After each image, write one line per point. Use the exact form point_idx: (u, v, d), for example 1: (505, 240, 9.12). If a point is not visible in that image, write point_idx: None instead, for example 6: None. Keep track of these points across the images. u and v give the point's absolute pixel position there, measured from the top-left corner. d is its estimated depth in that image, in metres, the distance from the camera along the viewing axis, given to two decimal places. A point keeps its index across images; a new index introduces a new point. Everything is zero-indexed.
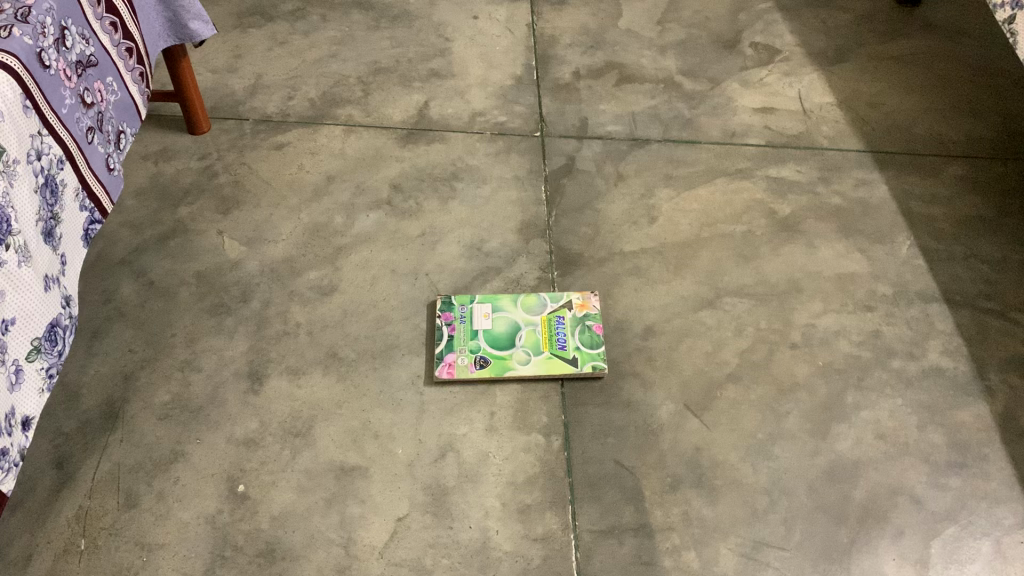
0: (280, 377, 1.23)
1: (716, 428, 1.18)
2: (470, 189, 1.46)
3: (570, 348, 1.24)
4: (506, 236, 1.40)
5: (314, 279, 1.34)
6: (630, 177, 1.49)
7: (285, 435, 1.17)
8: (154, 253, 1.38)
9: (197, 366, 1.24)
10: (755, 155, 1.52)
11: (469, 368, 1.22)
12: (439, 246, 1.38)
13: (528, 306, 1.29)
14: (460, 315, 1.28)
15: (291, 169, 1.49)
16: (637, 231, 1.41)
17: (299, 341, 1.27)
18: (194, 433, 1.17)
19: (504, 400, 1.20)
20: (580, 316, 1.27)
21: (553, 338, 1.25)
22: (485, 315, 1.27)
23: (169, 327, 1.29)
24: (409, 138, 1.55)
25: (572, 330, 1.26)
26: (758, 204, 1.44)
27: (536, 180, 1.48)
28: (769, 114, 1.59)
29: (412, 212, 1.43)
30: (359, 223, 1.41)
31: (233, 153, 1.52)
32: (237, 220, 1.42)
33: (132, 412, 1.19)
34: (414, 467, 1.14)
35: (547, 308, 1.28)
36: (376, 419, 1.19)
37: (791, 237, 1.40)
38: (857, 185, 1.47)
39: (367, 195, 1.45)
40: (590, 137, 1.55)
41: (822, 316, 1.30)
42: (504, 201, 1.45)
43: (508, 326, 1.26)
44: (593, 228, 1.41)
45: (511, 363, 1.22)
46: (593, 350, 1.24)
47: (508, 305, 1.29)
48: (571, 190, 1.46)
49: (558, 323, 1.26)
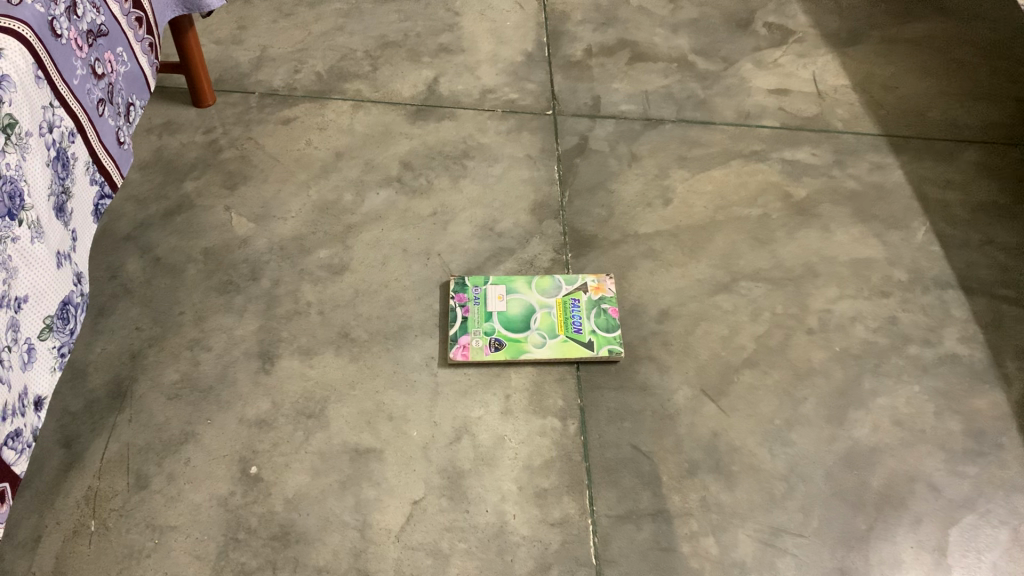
0: (292, 357, 1.21)
1: (733, 413, 1.17)
2: (481, 168, 1.44)
3: (585, 332, 1.22)
4: (518, 216, 1.38)
5: (325, 257, 1.32)
6: (643, 157, 1.47)
7: (298, 416, 1.15)
8: (159, 228, 1.35)
9: (206, 345, 1.22)
10: (769, 137, 1.50)
11: (483, 351, 1.20)
12: (451, 225, 1.36)
13: (543, 289, 1.27)
14: (474, 297, 1.26)
15: (299, 144, 1.46)
16: (651, 213, 1.39)
17: (311, 321, 1.25)
18: (205, 414, 1.16)
19: (519, 382, 1.19)
20: (596, 300, 1.26)
21: (568, 321, 1.23)
22: (500, 298, 1.26)
23: (176, 305, 1.26)
24: (418, 114, 1.52)
25: (588, 314, 1.24)
26: (773, 187, 1.43)
27: (549, 160, 1.45)
28: (783, 95, 1.57)
29: (423, 190, 1.41)
30: (369, 201, 1.39)
31: (239, 127, 1.49)
32: (244, 196, 1.39)
33: (140, 392, 1.17)
34: (429, 450, 1.13)
35: (561, 291, 1.27)
36: (390, 401, 1.17)
37: (807, 220, 1.39)
38: (872, 169, 1.46)
39: (377, 172, 1.43)
40: (603, 117, 1.53)
41: (838, 302, 1.29)
42: (517, 180, 1.42)
43: (523, 309, 1.24)
44: (606, 209, 1.39)
45: (526, 346, 1.21)
46: (610, 333, 1.22)
47: (523, 287, 1.27)
48: (584, 170, 1.44)
49: (573, 306, 1.25)
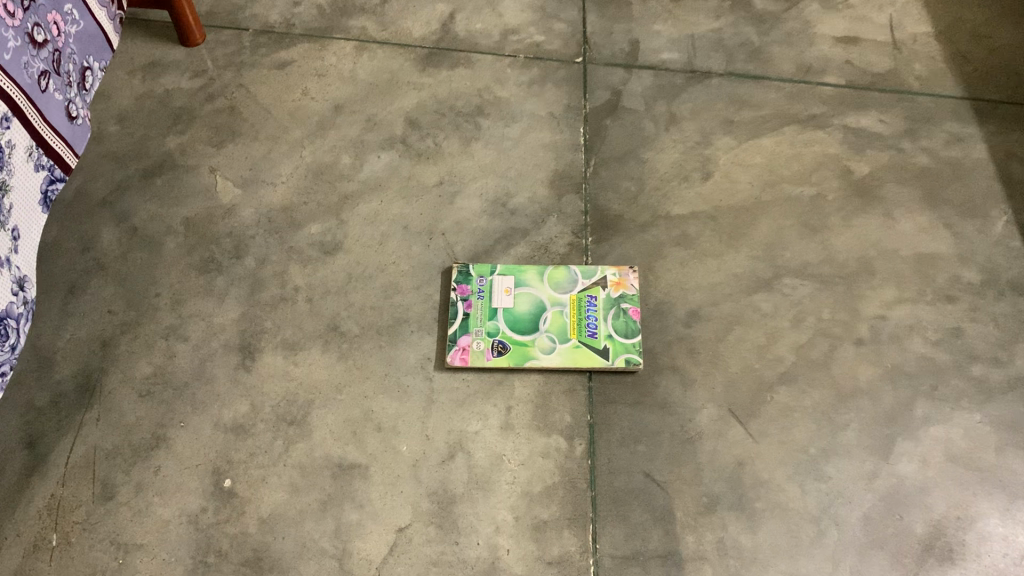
0: (275, 352, 1.10)
1: (762, 439, 1.04)
2: (497, 128, 1.28)
3: (600, 337, 1.09)
4: (535, 189, 1.22)
5: (317, 233, 1.19)
6: (683, 119, 1.28)
7: (278, 422, 1.05)
8: (138, 192, 1.22)
9: (184, 335, 1.11)
10: (832, 97, 1.30)
11: (484, 355, 1.08)
12: (458, 199, 1.22)
13: (556, 283, 1.13)
14: (478, 290, 1.12)
15: (294, 95, 1.31)
16: (687, 189, 1.22)
17: (298, 310, 1.13)
18: (178, 415, 1.06)
19: (523, 393, 1.07)
20: (615, 298, 1.11)
21: (582, 323, 1.10)
22: (507, 292, 1.12)
23: (153, 285, 1.15)
24: (430, 60, 1.34)
25: (605, 316, 1.10)
26: (830, 161, 1.24)
27: (574, 120, 1.28)
28: (852, 45, 1.35)
29: (430, 155, 1.25)
30: (368, 166, 1.24)
31: (229, 71, 1.33)
32: (232, 156, 1.25)
33: (110, 387, 1.07)
34: (419, 468, 1.02)
35: (577, 286, 1.13)
36: (379, 409, 1.06)
37: (867, 204, 1.20)
38: (950, 141, 1.25)
39: (380, 131, 1.27)
40: (641, 67, 1.33)
41: (895, 306, 1.13)
42: (536, 146, 1.26)
43: (532, 308, 1.11)
44: (636, 183, 1.22)
45: (533, 351, 1.08)
46: (628, 339, 1.09)
47: (534, 280, 1.13)
48: (614, 134, 1.27)
49: (588, 305, 1.11)
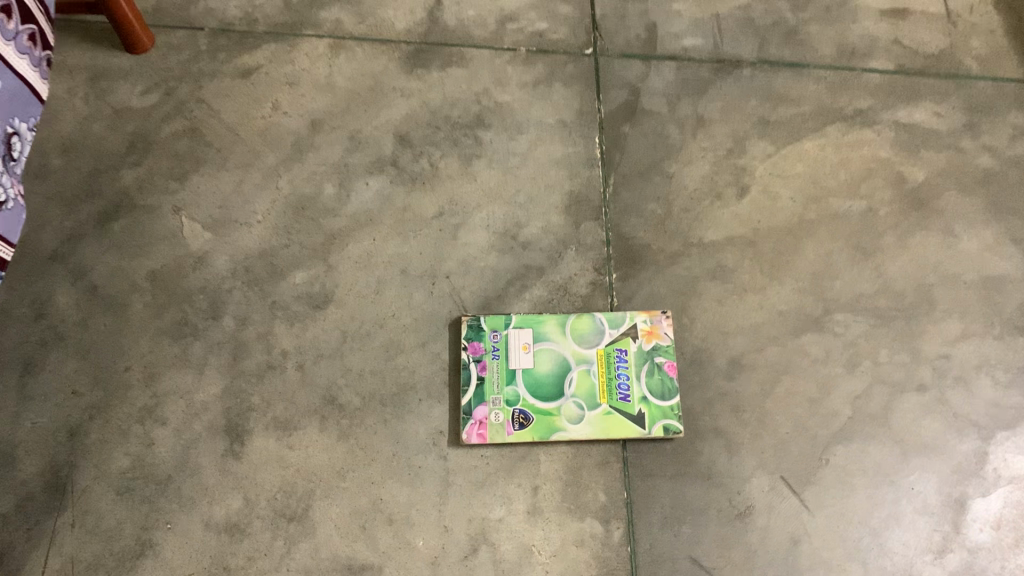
0: (266, 433, 0.97)
1: (818, 511, 0.94)
2: (500, 142, 1.11)
3: (634, 400, 0.97)
4: (548, 217, 1.07)
5: (302, 283, 1.04)
6: (713, 121, 1.12)
7: (276, 518, 0.94)
8: (93, 241, 1.06)
9: (162, 417, 0.98)
10: (881, 87, 1.14)
11: (504, 429, 0.95)
12: (462, 232, 1.06)
13: (580, 336, 0.99)
14: (492, 348, 0.99)
15: (264, 109, 1.13)
16: (721, 210, 1.07)
17: (288, 379, 0.99)
18: (164, 515, 0.94)
19: (550, 469, 0.95)
20: (649, 352, 0.99)
21: (612, 384, 0.97)
22: (525, 349, 0.99)
23: (121, 357, 1.00)
24: (417, 58, 1.16)
25: (638, 374, 0.98)
26: (881, 167, 1.09)
27: (588, 129, 1.12)
28: (901, 19, 1.18)
29: (426, 179, 1.09)
30: (356, 196, 1.08)
31: (185, 83, 1.14)
32: (198, 191, 1.09)
33: (84, 484, 0.95)
34: (439, 567, 0.91)
35: (604, 338, 0.99)
36: (389, 496, 0.94)
37: (925, 218, 1.07)
38: (1014, 137, 1.11)
39: (366, 151, 1.11)
40: (661, 57, 1.15)
41: (959, 343, 1.01)
42: (547, 162, 1.10)
43: (555, 367, 0.98)
44: (663, 205, 1.07)
45: (559, 422, 0.96)
46: (665, 401, 0.96)
47: (555, 332, 1.00)
48: (635, 144, 1.11)
49: (618, 362, 0.98)
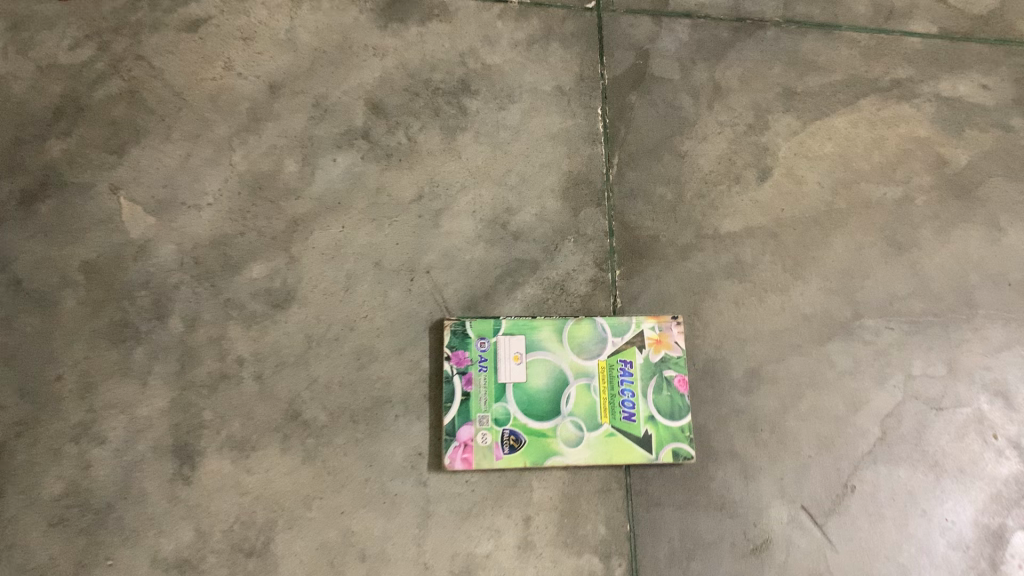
0: (220, 454, 0.85)
1: (842, 546, 0.84)
2: (489, 113, 0.97)
3: (639, 419, 0.86)
4: (543, 203, 0.94)
5: (260, 278, 0.90)
6: (731, 92, 0.98)
7: (233, 553, 0.82)
8: (16, 225, 0.91)
9: (100, 435, 0.85)
10: (923, 53, 1.00)
11: (492, 453, 0.84)
12: (444, 220, 0.93)
13: (579, 344, 0.88)
14: (480, 358, 0.87)
15: (214, 69, 0.97)
16: (740, 195, 0.94)
17: (245, 392, 0.87)
18: (105, 550, 0.82)
19: (544, 498, 0.84)
20: (657, 364, 0.87)
21: (615, 402, 0.86)
22: (517, 359, 0.87)
23: (52, 364, 0.87)
24: (394, 10, 1.00)
25: (645, 390, 0.87)
26: (920, 148, 0.97)
27: (590, 98, 0.97)
28: None
29: (403, 156, 0.95)
30: (322, 175, 0.94)
31: (122, 36, 0.97)
32: (138, 167, 0.94)
33: (10, 515, 0.82)
34: None
35: (607, 348, 0.88)
36: (362, 528, 0.83)
37: (967, 209, 0.95)
38: None
39: (334, 122, 0.96)
40: (674, 14, 1.00)
41: (1002, 352, 0.90)
42: (542, 137, 0.96)
43: (550, 381, 0.87)
44: (674, 189, 0.94)
45: (555, 445, 0.85)
46: (675, 421, 0.86)
47: (550, 341, 0.88)
48: (643, 116, 0.97)
49: (623, 376, 0.87)
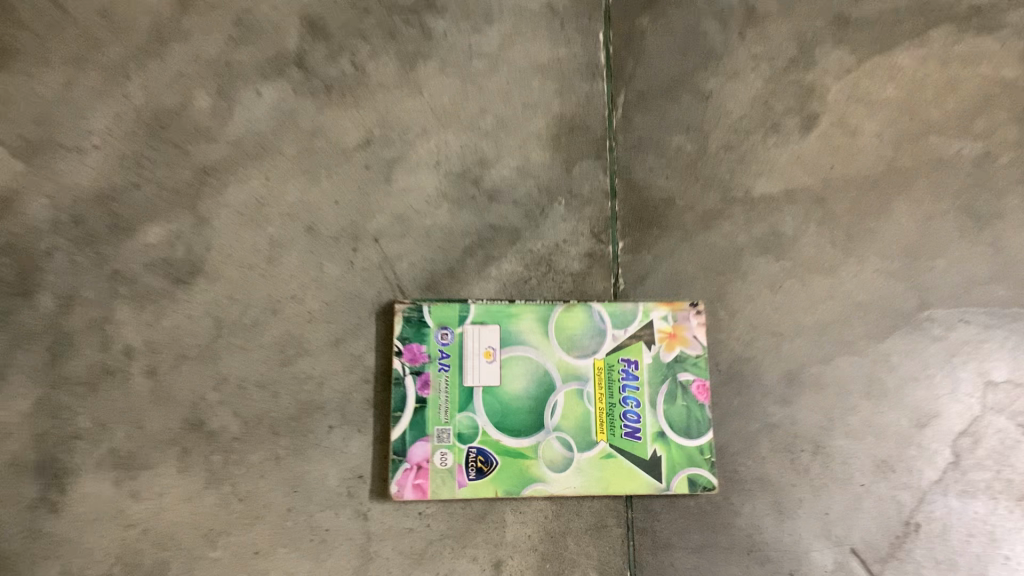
0: (98, 474, 0.65)
1: None
2: (459, 36, 0.75)
3: (646, 437, 0.67)
4: (527, 153, 0.73)
5: (158, 244, 0.70)
6: (769, 16, 0.77)
7: None
8: None
9: None
10: None
11: (454, 479, 0.65)
12: (399, 173, 0.72)
13: (569, 338, 0.68)
14: (440, 354, 0.67)
15: None
16: (777, 149, 0.74)
17: (134, 393, 0.67)
18: None
19: (520, 537, 0.65)
20: (669, 365, 0.68)
21: (615, 414, 0.67)
22: (489, 356, 0.67)
23: None
24: None
25: (653, 399, 0.67)
26: (1004, 94, 0.75)
27: (589, 21, 0.76)
28: None
29: (348, 89, 0.73)
30: (243, 112, 0.73)
31: None
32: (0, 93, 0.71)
33: None
34: None
35: (605, 344, 0.68)
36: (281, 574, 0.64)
37: None
38: None
39: (259, 43, 0.74)
40: None
41: None
42: (527, 69, 0.75)
43: (531, 385, 0.67)
44: (694, 140, 0.74)
45: (536, 468, 0.65)
46: (691, 439, 0.67)
47: (533, 333, 0.68)
48: (656, 46, 0.76)
49: (625, 380, 0.67)
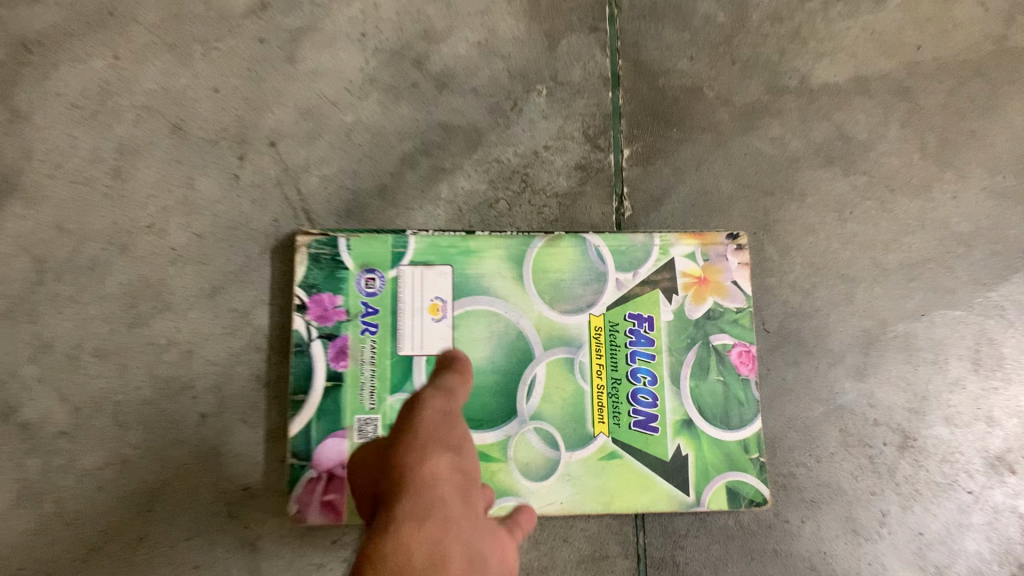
0: None
1: None
2: None
3: (665, 429, 0.46)
4: (493, 21, 0.51)
5: None
6: None
7: None
8: None
9: None
10: None
11: None
12: (307, 49, 0.50)
13: (552, 286, 0.47)
14: (363, 310, 0.46)
15: None
16: (844, 20, 0.53)
17: None
18: None
19: None
20: (698, 324, 0.47)
21: (621, 396, 0.46)
22: (436, 313, 0.46)
23: None
24: None
25: (676, 372, 0.47)
26: None
27: None
28: None
29: None
30: None
31: None
32: None
33: None
34: None
35: (604, 294, 0.47)
36: None
37: None
38: None
39: None
40: None
41: None
42: None
43: (498, 355, 0.46)
44: (727, 7, 0.52)
45: (505, 475, 0.45)
46: (729, 430, 0.46)
47: (500, 279, 0.47)
48: None
49: (634, 346, 0.47)
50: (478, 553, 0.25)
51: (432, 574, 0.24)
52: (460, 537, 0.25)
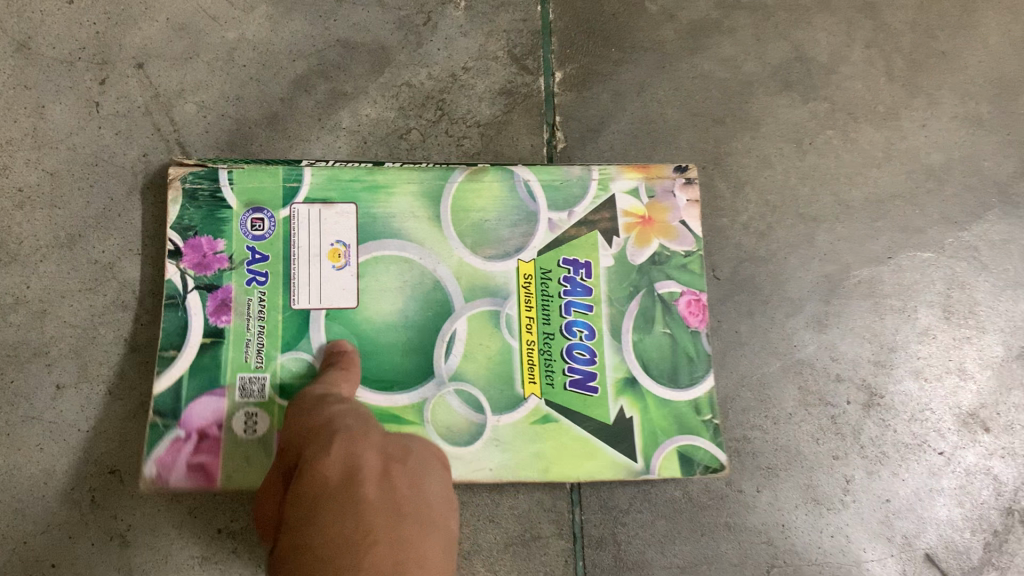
0: None
1: None
2: None
3: (605, 389, 0.40)
4: None
5: None
6: None
7: None
8: None
9: None
10: None
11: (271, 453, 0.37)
12: None
13: (475, 228, 0.41)
14: (249, 257, 0.39)
15: None
16: None
17: None
18: None
19: None
20: (642, 270, 0.41)
21: (554, 354, 0.40)
22: (336, 260, 0.39)
23: None
24: None
25: (617, 325, 0.41)
26: None
27: None
28: None
29: None
30: None
31: None
32: None
33: None
34: None
35: (534, 237, 0.41)
36: None
37: None
38: None
39: None
40: None
41: None
42: None
43: (411, 308, 0.39)
44: None
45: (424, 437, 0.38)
46: (678, 389, 0.41)
47: (413, 222, 0.40)
48: None
49: (569, 297, 0.40)
50: (388, 434, 0.30)
51: (350, 475, 0.27)
52: (369, 437, 0.29)
